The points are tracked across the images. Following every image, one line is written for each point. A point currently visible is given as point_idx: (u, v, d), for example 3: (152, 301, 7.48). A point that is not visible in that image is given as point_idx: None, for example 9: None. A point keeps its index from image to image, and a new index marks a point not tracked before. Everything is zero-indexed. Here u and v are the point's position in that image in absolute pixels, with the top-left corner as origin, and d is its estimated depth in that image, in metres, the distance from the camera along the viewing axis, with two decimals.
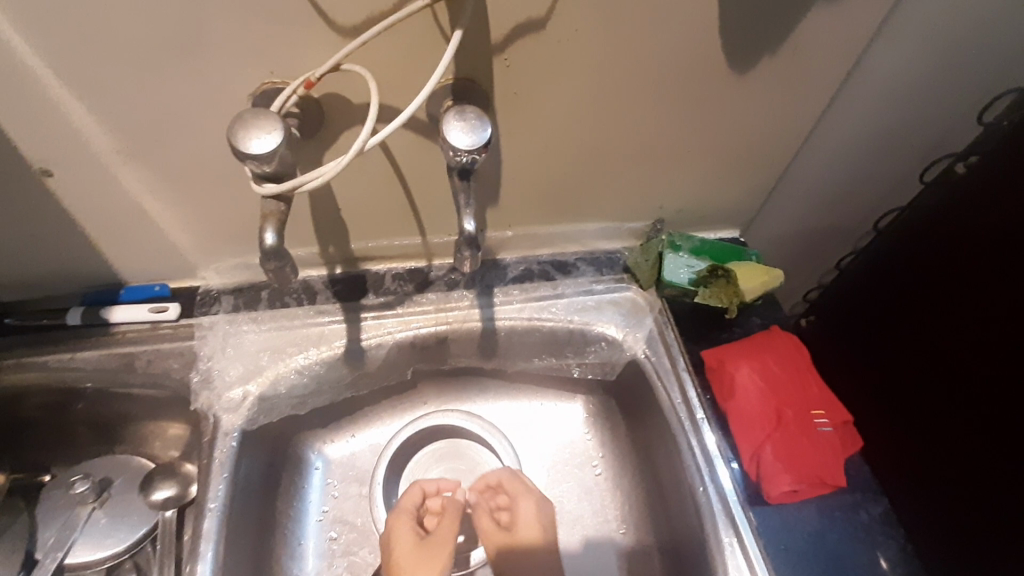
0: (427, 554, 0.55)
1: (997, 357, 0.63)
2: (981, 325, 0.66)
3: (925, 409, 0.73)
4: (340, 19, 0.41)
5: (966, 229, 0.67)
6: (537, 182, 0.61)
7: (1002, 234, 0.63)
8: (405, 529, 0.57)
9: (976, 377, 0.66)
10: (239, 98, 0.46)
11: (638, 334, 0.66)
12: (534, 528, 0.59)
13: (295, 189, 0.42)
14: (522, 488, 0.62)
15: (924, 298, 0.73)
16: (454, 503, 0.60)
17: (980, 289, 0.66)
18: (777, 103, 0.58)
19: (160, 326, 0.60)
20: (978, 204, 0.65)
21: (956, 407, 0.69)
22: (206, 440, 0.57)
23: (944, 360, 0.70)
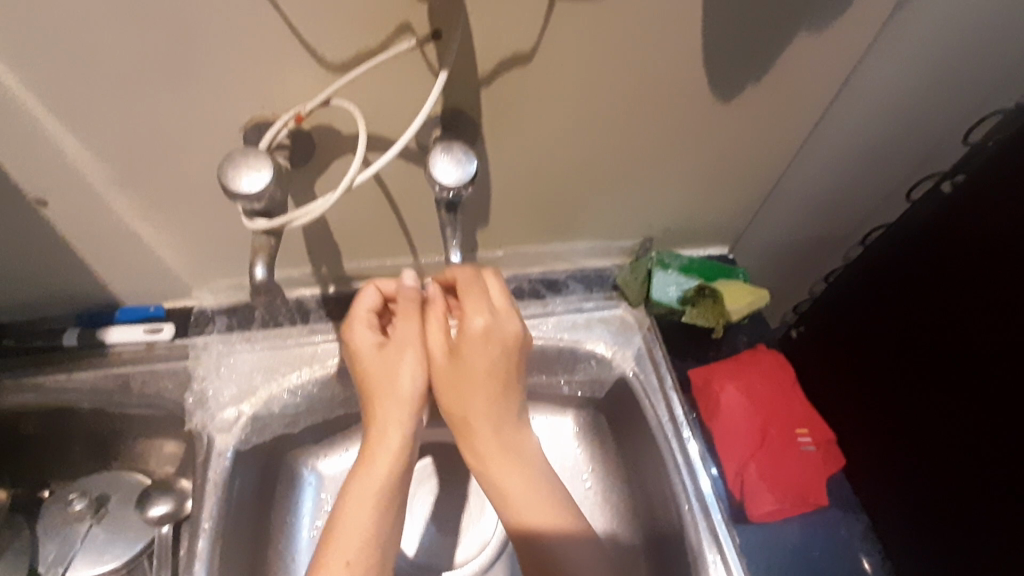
0: (392, 369, 0.52)
1: (980, 373, 0.64)
2: (965, 342, 0.66)
3: (909, 425, 0.74)
4: (329, 57, 0.42)
5: (956, 248, 0.68)
6: (527, 203, 0.62)
7: (990, 252, 0.63)
8: (366, 337, 0.53)
9: (959, 389, 0.67)
10: (231, 131, 0.47)
11: (626, 351, 0.67)
12: (487, 357, 0.51)
13: (285, 224, 0.43)
14: (474, 290, 0.52)
15: (909, 312, 0.74)
16: (410, 305, 0.53)
17: (965, 308, 0.66)
18: (762, 128, 0.59)
19: (154, 347, 0.61)
20: (969, 223, 0.66)
21: (938, 421, 0.70)
22: (200, 460, 0.58)
23: (928, 374, 0.71)
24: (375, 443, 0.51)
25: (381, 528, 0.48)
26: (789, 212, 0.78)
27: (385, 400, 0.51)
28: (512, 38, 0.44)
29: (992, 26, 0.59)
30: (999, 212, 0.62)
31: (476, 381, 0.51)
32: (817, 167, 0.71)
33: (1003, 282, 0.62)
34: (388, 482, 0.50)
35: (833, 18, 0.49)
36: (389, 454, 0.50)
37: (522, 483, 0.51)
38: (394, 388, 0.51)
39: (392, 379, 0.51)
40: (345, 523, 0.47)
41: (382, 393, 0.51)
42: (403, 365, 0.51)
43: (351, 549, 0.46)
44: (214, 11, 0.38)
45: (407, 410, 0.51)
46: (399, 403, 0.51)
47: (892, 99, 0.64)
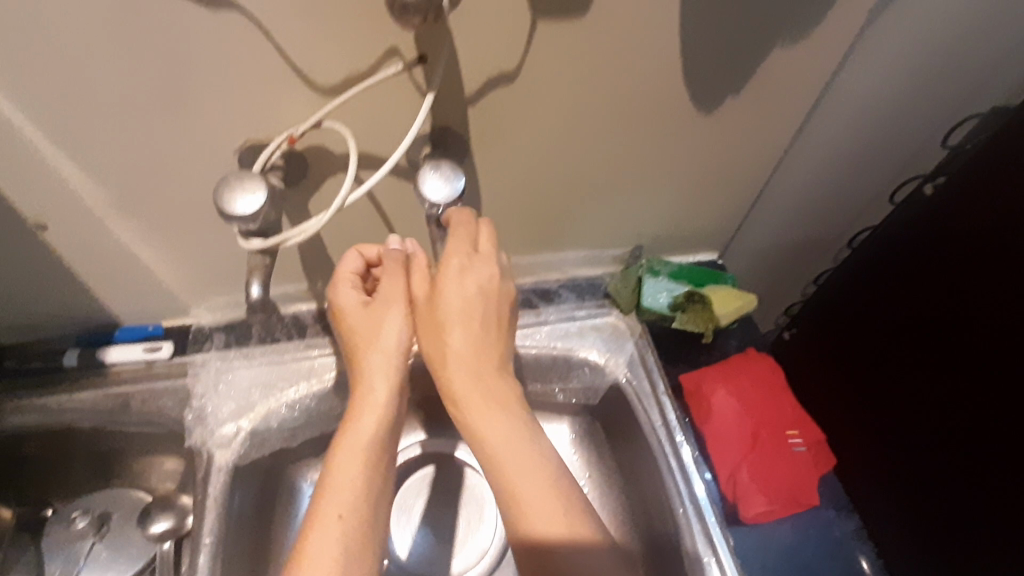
0: (376, 324, 0.50)
1: (966, 371, 0.65)
2: (952, 339, 0.67)
3: (901, 424, 0.75)
4: (320, 80, 0.44)
5: (943, 248, 0.68)
6: (518, 216, 0.63)
7: (973, 252, 0.65)
8: (349, 296, 0.51)
9: (951, 375, 0.67)
10: (226, 153, 0.48)
11: (619, 358, 0.68)
12: (469, 304, 0.49)
13: (280, 244, 0.44)
14: (457, 236, 0.48)
15: (897, 312, 0.75)
16: (393, 260, 0.51)
17: (953, 307, 0.67)
18: (744, 138, 0.61)
19: (154, 365, 0.62)
20: (955, 224, 0.67)
21: (927, 418, 0.71)
22: (200, 476, 0.58)
23: (916, 371, 0.72)
24: (362, 400, 0.49)
25: (372, 482, 0.47)
26: (776, 217, 0.79)
27: (370, 356, 0.50)
28: (496, 58, 0.46)
29: (964, 33, 0.61)
30: (984, 214, 0.63)
31: (460, 330, 0.49)
32: (801, 173, 0.73)
33: (988, 282, 0.63)
34: (378, 437, 0.48)
35: (808, 32, 0.51)
36: (376, 409, 0.49)
37: (513, 437, 0.48)
38: (379, 343, 0.50)
39: (376, 334, 0.50)
40: (333, 480, 0.46)
41: (368, 349, 0.50)
42: (388, 321, 0.50)
43: (342, 502, 0.45)
44: (208, 41, 0.40)
45: (394, 365, 0.50)
46: (385, 359, 0.50)
47: (872, 106, 0.66)
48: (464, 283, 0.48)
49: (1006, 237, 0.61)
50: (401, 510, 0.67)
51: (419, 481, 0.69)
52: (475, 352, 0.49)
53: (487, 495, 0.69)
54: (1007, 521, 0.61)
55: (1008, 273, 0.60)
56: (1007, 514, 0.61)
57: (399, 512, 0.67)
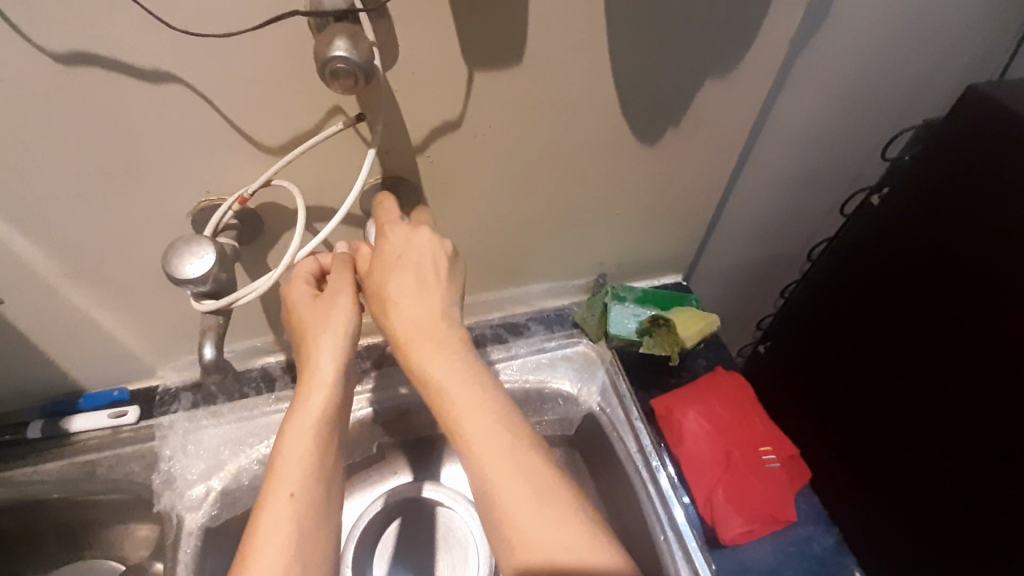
0: (324, 310, 0.49)
1: (924, 372, 0.67)
2: (913, 325, 0.68)
3: (876, 428, 0.75)
4: (267, 141, 0.45)
5: (899, 251, 0.70)
6: (479, 254, 0.64)
7: (921, 256, 0.67)
8: (301, 289, 0.51)
9: (913, 354, 0.68)
10: (180, 216, 0.49)
11: (592, 387, 0.69)
12: (413, 283, 0.48)
13: (232, 303, 0.45)
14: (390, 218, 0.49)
15: (859, 316, 0.77)
16: (341, 258, 0.51)
17: (911, 306, 0.68)
18: (690, 165, 0.63)
19: (119, 431, 0.61)
20: (906, 228, 0.69)
21: (896, 422, 0.72)
22: (170, 543, 0.57)
23: (882, 365, 0.73)
24: (308, 382, 0.49)
25: (321, 461, 0.47)
26: (735, 236, 0.81)
27: (316, 339, 0.49)
28: (438, 108, 0.48)
29: (886, 53, 0.65)
30: (933, 219, 0.65)
31: (401, 308, 0.48)
32: (753, 192, 0.75)
33: (941, 282, 0.64)
34: (326, 417, 0.48)
35: (735, 64, 0.54)
36: (324, 391, 0.49)
37: (466, 400, 0.45)
38: (327, 327, 0.49)
39: (323, 320, 0.49)
40: (282, 460, 0.46)
41: (315, 333, 0.49)
42: (335, 308, 0.49)
43: (292, 482, 0.45)
44: (153, 113, 0.41)
45: (343, 346, 0.49)
46: (334, 341, 0.49)
47: (811, 125, 0.69)
48: (398, 251, 0.48)
49: (952, 241, 0.63)
50: (381, 562, 0.66)
51: (396, 530, 0.68)
52: (419, 319, 0.47)
53: (470, 538, 0.67)
54: (984, 521, 0.61)
55: (959, 275, 0.62)
56: (983, 515, 0.61)
57: (379, 561, 0.66)
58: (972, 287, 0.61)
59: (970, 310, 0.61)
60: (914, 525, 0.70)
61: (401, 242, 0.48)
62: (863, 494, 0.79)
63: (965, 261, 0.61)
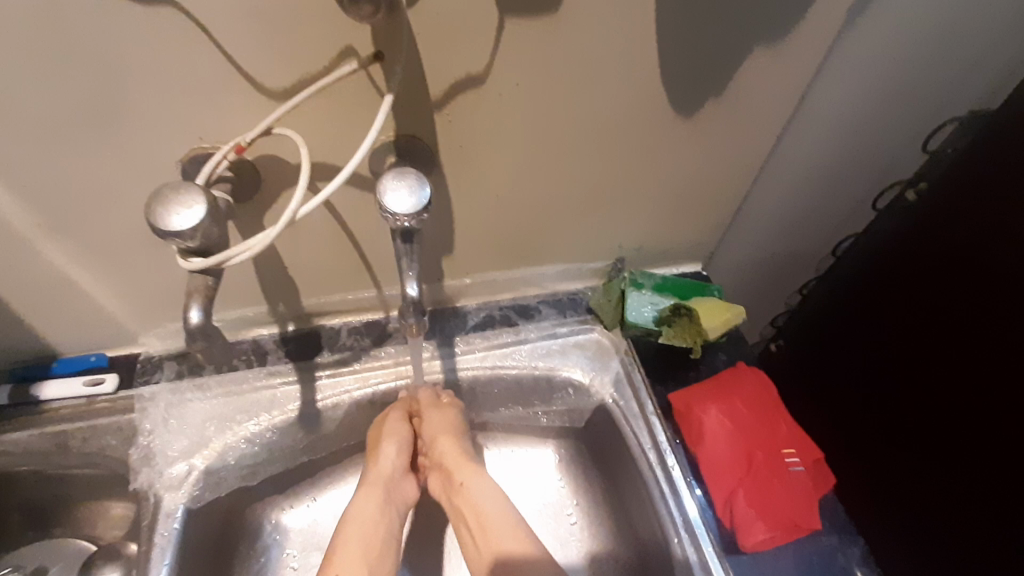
0: (389, 434, 0.58)
1: (961, 377, 0.63)
2: (940, 352, 0.65)
3: (898, 437, 0.72)
4: (270, 84, 0.40)
5: (931, 252, 0.66)
6: (493, 230, 0.60)
7: (959, 253, 0.63)
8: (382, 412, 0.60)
9: (942, 371, 0.65)
10: (169, 165, 0.44)
11: (605, 377, 0.65)
12: (446, 430, 0.58)
13: (223, 262, 0.40)
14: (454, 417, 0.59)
15: (889, 319, 0.73)
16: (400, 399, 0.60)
17: (941, 315, 0.65)
18: (726, 145, 0.58)
19: (95, 401, 0.56)
20: (942, 226, 0.65)
21: (923, 429, 0.68)
22: (145, 525, 0.52)
23: (913, 375, 0.69)
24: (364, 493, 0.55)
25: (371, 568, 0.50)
26: (760, 226, 0.77)
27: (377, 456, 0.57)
28: (463, 58, 0.43)
29: (942, 33, 0.60)
30: (973, 214, 0.61)
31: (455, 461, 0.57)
32: (783, 180, 0.70)
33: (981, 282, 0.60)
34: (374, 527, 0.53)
35: (788, 30, 0.49)
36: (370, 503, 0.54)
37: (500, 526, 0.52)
38: (383, 447, 0.57)
39: (393, 437, 0.58)
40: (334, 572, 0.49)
41: (383, 446, 0.57)
42: (392, 435, 0.58)
43: None
44: (141, 41, 0.36)
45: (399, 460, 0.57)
46: (393, 453, 0.57)
47: (853, 109, 0.64)
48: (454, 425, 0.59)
49: (999, 243, 0.59)
50: None
51: None
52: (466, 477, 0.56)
53: None
54: (1002, 545, 0.59)
55: (1002, 272, 0.58)
56: (1011, 529, 0.58)
57: None
58: (1014, 289, 0.57)
59: (1015, 318, 0.57)
60: (937, 540, 0.67)
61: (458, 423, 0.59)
62: (880, 499, 0.76)
63: (1007, 264, 0.58)
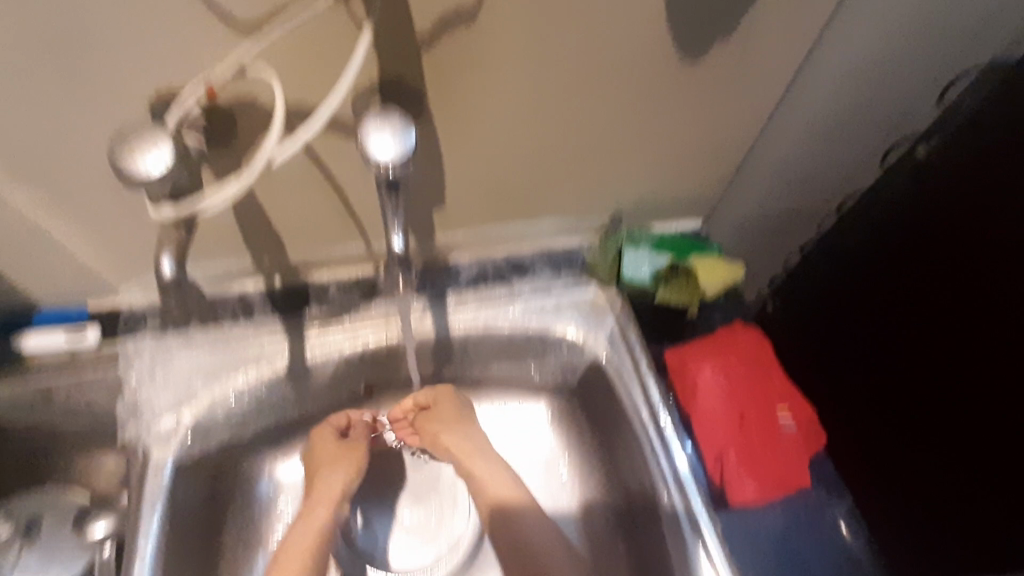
0: (331, 459, 0.58)
1: (975, 341, 0.63)
2: (949, 318, 0.65)
3: (902, 403, 0.73)
4: (241, 15, 0.37)
5: (938, 213, 0.64)
6: (486, 182, 0.57)
7: (970, 214, 0.61)
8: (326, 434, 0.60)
9: (951, 337, 0.65)
10: (138, 105, 0.41)
11: (599, 334, 0.64)
12: (447, 426, 0.61)
13: (192, 208, 0.38)
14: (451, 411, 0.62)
15: (895, 286, 0.71)
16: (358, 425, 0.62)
17: (950, 279, 0.64)
18: (733, 92, 0.55)
19: (78, 354, 0.55)
20: (952, 186, 0.63)
21: (930, 396, 0.69)
22: (135, 476, 0.53)
23: (929, 348, 0.68)
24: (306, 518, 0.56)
25: None
26: (766, 185, 0.73)
27: (318, 479, 0.58)
28: None
29: None
30: (986, 172, 0.59)
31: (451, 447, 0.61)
32: (793, 136, 0.66)
33: (995, 243, 0.59)
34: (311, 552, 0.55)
35: None
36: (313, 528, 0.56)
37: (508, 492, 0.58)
38: (328, 472, 0.58)
39: (335, 463, 0.59)
40: None
41: (322, 471, 0.58)
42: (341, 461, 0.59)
43: None
44: None
45: (340, 491, 0.58)
46: (336, 477, 0.58)
47: None
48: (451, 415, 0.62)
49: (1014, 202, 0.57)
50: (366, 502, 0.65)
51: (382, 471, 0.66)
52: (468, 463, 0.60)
53: (458, 483, 0.65)
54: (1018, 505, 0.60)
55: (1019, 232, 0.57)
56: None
57: (367, 501, 0.65)
58: None
59: None
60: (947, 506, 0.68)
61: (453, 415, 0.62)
62: (881, 463, 0.76)
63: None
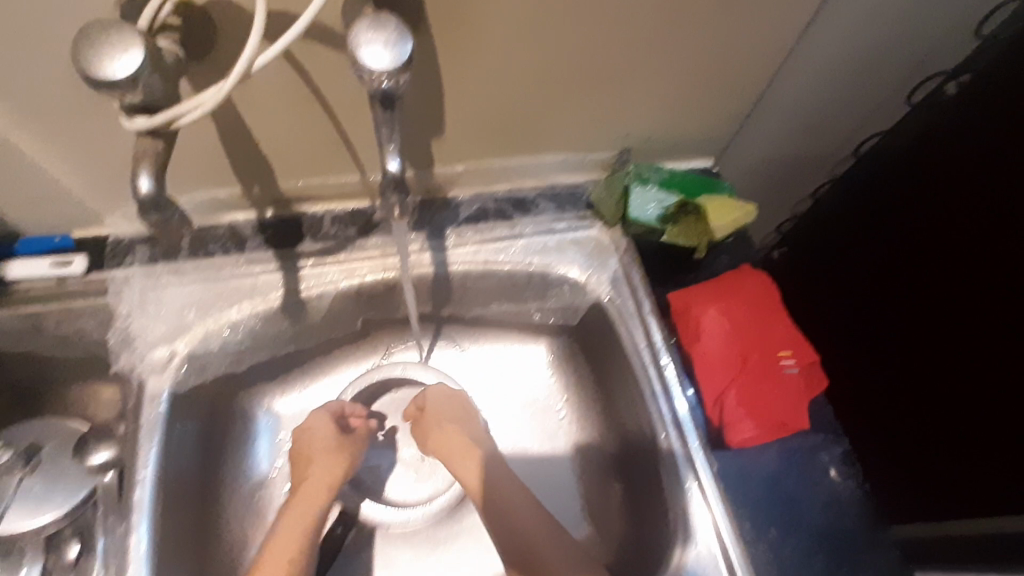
0: (332, 453, 0.58)
1: (958, 291, 0.62)
2: (941, 266, 0.64)
3: (889, 354, 0.73)
4: None
5: (948, 158, 0.62)
6: (487, 110, 0.54)
7: (972, 160, 0.59)
8: (323, 422, 0.59)
9: (939, 287, 0.64)
10: (108, 8, 0.38)
11: (602, 275, 0.62)
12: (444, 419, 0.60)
13: (171, 119, 0.36)
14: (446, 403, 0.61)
15: (899, 234, 0.69)
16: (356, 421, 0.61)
17: (946, 229, 0.63)
18: (757, 16, 0.51)
19: (66, 283, 0.54)
20: (964, 130, 0.59)
21: (914, 347, 0.69)
22: (131, 405, 0.52)
23: (924, 315, 0.67)
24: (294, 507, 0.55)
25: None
26: (782, 123, 0.70)
27: (310, 469, 0.57)
28: None
29: None
30: (995, 115, 0.56)
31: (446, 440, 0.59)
32: (813, 71, 0.63)
33: (992, 189, 0.57)
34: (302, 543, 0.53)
35: None
36: (303, 515, 0.54)
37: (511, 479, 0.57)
38: (321, 460, 0.57)
39: (332, 456, 0.58)
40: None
41: (316, 464, 0.57)
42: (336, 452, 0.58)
43: None
44: None
45: (333, 481, 0.57)
46: (330, 471, 0.57)
47: None
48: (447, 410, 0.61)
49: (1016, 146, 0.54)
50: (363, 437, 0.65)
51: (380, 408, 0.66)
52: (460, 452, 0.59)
53: None
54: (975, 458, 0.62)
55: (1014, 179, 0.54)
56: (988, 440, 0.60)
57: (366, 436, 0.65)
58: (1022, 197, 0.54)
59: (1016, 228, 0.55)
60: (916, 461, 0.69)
61: (447, 412, 0.61)
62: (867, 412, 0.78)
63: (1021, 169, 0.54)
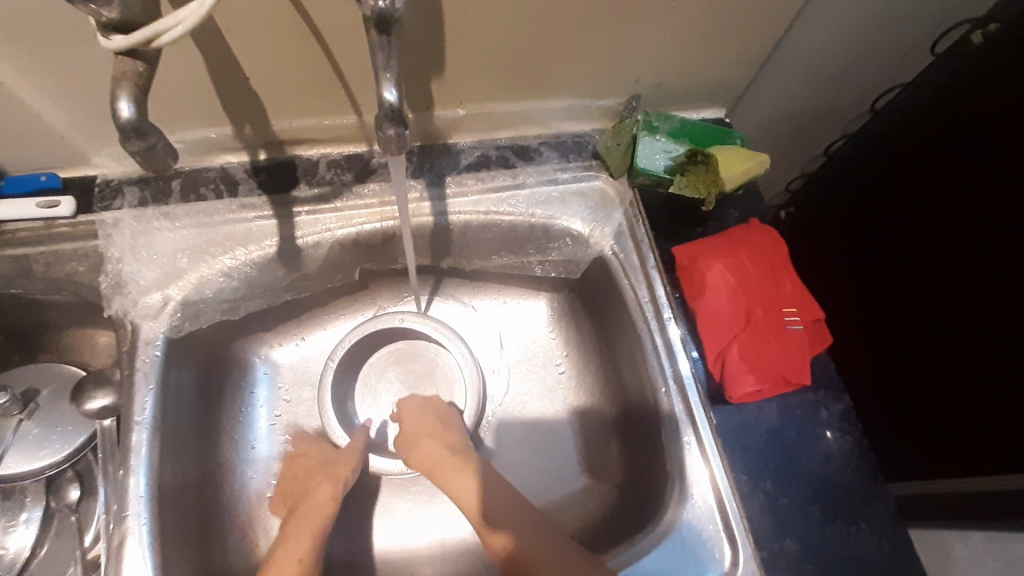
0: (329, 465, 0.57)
1: (960, 262, 0.61)
2: (945, 236, 0.63)
3: (888, 323, 0.73)
4: None
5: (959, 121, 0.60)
6: (489, 50, 0.51)
7: (987, 125, 0.57)
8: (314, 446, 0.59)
9: (942, 258, 0.64)
10: None
11: (606, 229, 0.60)
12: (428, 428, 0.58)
13: (150, 38, 0.34)
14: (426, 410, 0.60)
15: (904, 200, 0.68)
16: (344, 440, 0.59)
17: (954, 196, 0.61)
18: None
19: (54, 224, 0.52)
20: (981, 91, 0.57)
21: (914, 315, 0.69)
22: (125, 350, 0.52)
23: (924, 285, 0.67)
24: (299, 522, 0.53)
25: None
26: (798, 70, 0.67)
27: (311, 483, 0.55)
28: None
29: None
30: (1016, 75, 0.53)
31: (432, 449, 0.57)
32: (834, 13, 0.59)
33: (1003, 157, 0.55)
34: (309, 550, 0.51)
35: None
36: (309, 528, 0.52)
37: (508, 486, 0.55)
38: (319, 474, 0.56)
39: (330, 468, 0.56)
40: None
41: (318, 477, 0.56)
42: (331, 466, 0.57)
43: None
44: None
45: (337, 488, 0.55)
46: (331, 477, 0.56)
47: None
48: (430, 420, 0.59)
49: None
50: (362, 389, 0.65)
51: (381, 359, 0.66)
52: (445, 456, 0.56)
53: (454, 372, 0.66)
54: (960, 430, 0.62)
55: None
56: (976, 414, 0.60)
57: (366, 389, 0.65)
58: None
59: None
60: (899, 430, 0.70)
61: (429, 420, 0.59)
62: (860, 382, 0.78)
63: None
